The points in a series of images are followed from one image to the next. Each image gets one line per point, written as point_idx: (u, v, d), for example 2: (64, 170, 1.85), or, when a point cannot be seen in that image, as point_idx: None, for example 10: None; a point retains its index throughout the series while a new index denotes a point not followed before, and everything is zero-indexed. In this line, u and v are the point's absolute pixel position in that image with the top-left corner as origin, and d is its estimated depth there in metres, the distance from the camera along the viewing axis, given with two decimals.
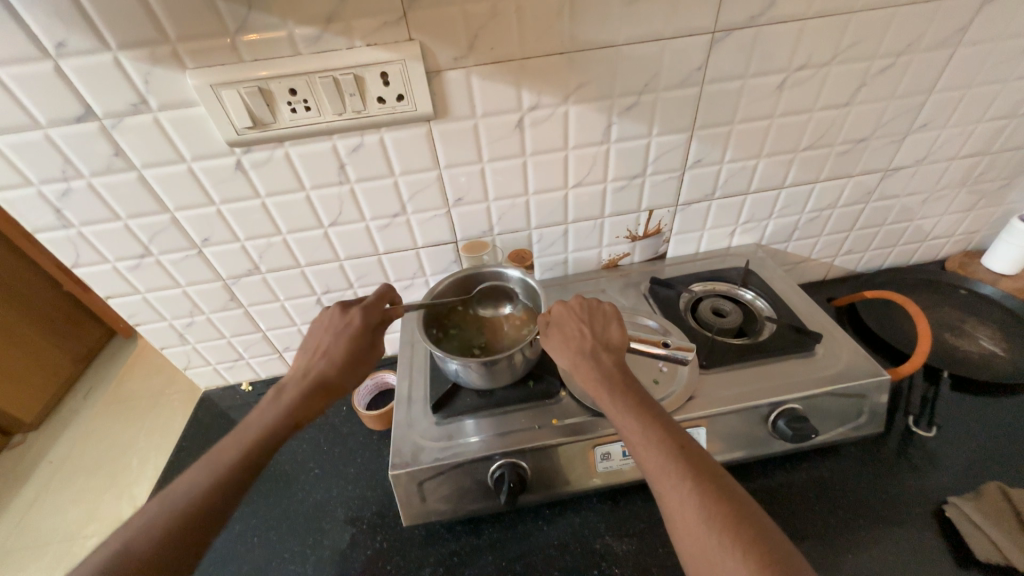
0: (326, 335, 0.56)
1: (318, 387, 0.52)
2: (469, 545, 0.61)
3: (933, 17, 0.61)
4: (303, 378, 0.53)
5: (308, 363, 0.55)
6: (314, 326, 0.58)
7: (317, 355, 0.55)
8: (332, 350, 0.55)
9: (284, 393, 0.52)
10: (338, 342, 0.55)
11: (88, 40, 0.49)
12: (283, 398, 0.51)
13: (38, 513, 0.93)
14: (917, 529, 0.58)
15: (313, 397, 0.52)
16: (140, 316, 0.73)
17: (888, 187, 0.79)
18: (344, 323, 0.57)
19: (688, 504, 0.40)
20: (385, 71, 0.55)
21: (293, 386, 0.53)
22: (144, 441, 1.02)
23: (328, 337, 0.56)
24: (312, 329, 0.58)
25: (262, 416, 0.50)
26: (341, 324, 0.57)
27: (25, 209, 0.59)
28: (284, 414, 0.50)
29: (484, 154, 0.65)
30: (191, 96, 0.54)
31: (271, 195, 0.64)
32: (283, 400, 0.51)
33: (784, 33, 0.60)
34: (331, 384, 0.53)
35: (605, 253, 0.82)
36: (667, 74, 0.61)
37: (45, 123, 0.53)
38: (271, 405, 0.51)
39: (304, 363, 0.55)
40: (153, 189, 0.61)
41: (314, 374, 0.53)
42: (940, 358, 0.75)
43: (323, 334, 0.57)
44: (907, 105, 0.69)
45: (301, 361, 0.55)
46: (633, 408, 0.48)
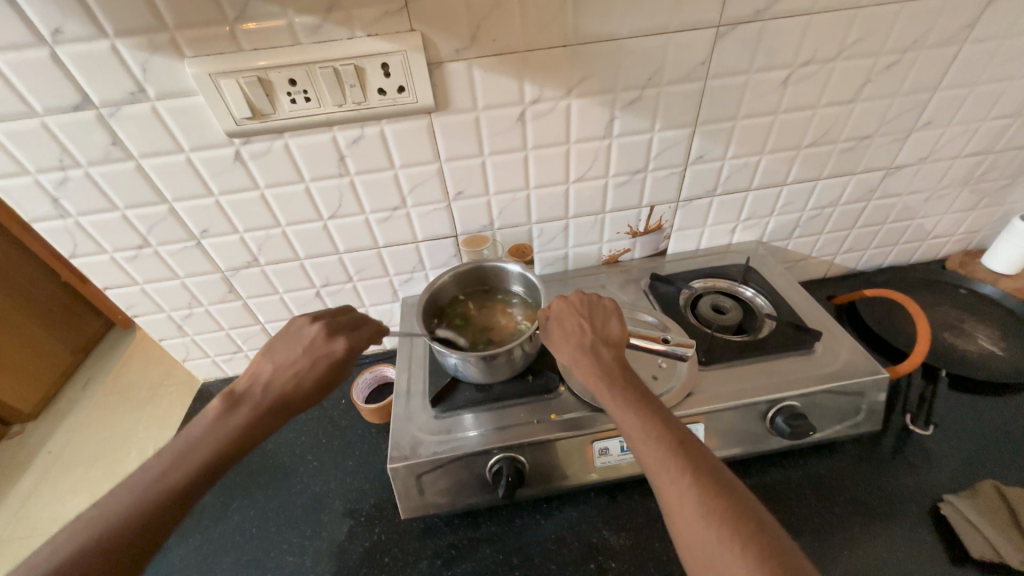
0: (301, 355, 0.53)
1: (279, 411, 0.50)
2: (467, 538, 0.61)
3: (940, 13, 0.60)
4: (264, 395, 0.50)
5: (273, 378, 0.52)
6: (289, 336, 0.55)
7: (284, 373, 0.52)
8: (304, 376, 0.52)
9: (241, 408, 0.49)
10: (312, 367, 0.53)
11: (85, 27, 0.48)
12: (241, 414, 0.49)
13: (37, 502, 0.93)
14: (913, 526, 0.58)
15: (271, 420, 0.50)
16: (138, 307, 0.73)
17: (890, 185, 0.79)
18: (325, 350, 0.54)
19: (687, 498, 0.40)
20: (386, 61, 0.54)
21: (251, 401, 0.50)
22: (143, 432, 1.02)
23: (303, 357, 0.53)
24: (286, 337, 0.54)
25: (216, 428, 0.47)
26: (321, 349, 0.54)
27: (22, 198, 0.58)
28: (242, 433, 0.47)
29: (485, 147, 0.65)
30: (190, 85, 0.53)
31: (270, 186, 0.63)
32: (242, 416, 0.48)
33: (790, 27, 0.59)
34: (292, 411, 0.51)
35: (606, 249, 0.82)
36: (671, 68, 0.61)
37: (42, 111, 0.52)
38: (227, 418, 0.48)
39: (268, 376, 0.52)
40: (152, 179, 0.60)
41: (277, 395, 0.51)
42: (938, 356, 0.75)
43: (298, 352, 0.53)
44: (912, 102, 0.69)
45: (264, 372, 0.52)
46: (633, 403, 0.48)
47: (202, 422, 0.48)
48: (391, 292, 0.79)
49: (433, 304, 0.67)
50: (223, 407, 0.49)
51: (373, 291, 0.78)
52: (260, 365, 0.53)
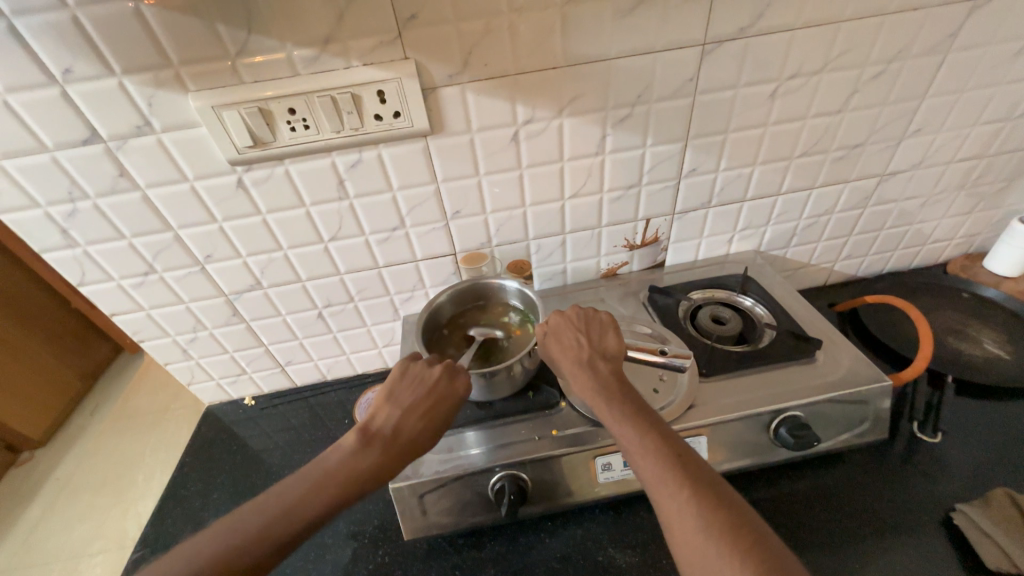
0: (426, 395, 0.52)
1: (407, 451, 0.49)
2: (471, 558, 0.61)
3: (923, 22, 0.61)
4: (393, 437, 0.49)
5: (402, 419, 0.50)
6: (409, 379, 0.54)
7: (412, 414, 0.51)
8: (429, 416, 0.51)
9: (369, 452, 0.47)
10: (437, 407, 0.52)
11: (94, 66, 0.50)
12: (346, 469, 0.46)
13: (45, 531, 0.93)
14: (925, 537, 0.57)
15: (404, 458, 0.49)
16: (144, 332, 0.74)
17: (886, 191, 0.80)
18: (448, 390, 0.53)
19: (687, 513, 0.40)
20: (381, 89, 0.56)
21: (382, 443, 0.48)
22: (149, 457, 1.02)
23: (428, 398, 0.52)
24: (405, 380, 0.54)
25: (350, 465, 0.46)
26: (445, 387, 0.54)
27: (33, 230, 0.60)
28: (350, 488, 0.45)
29: (481, 167, 0.66)
30: (193, 118, 0.55)
31: (272, 211, 0.65)
32: (344, 474, 0.46)
33: (775, 42, 0.61)
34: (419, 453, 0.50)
35: (604, 263, 0.82)
36: (660, 84, 0.62)
37: (52, 147, 0.54)
38: (354, 463, 0.46)
39: (394, 418, 0.50)
40: (157, 209, 0.62)
41: (407, 436, 0.49)
42: (943, 361, 0.74)
43: (423, 393, 0.53)
44: (901, 109, 0.70)
45: (389, 416, 0.50)
46: (631, 417, 0.48)
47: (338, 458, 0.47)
48: (392, 311, 0.80)
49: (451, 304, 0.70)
50: (327, 464, 0.47)
51: (374, 310, 0.79)
52: (384, 408, 0.51)
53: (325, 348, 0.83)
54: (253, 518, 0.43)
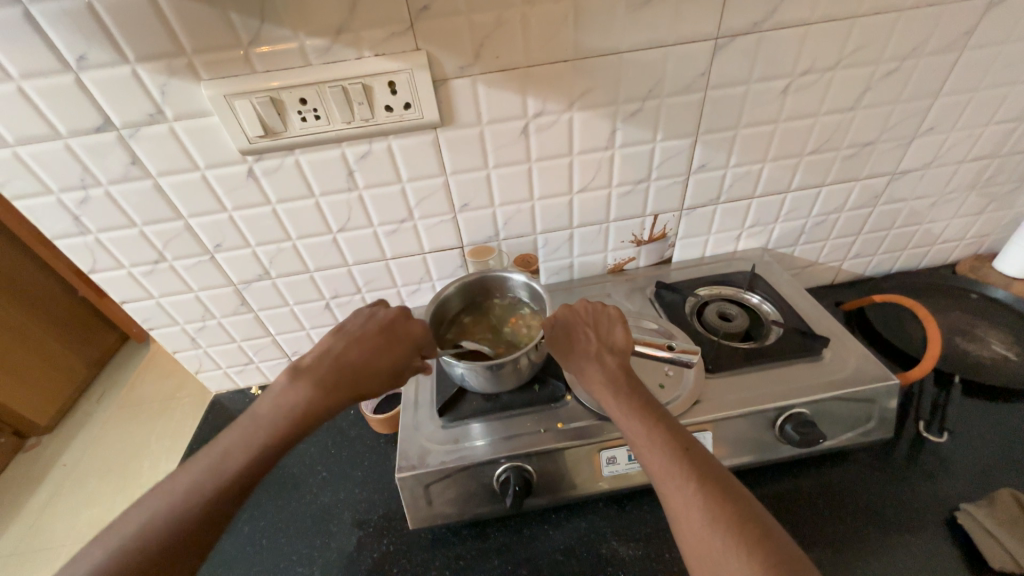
0: (374, 330, 0.54)
1: (347, 381, 0.50)
2: (475, 548, 0.61)
3: (939, 20, 0.61)
4: (335, 362, 0.51)
5: (344, 349, 0.52)
6: (363, 317, 0.56)
7: (356, 346, 0.52)
8: (373, 351, 0.53)
9: (308, 378, 0.49)
10: (386, 341, 0.54)
11: (108, 53, 0.50)
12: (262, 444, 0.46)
13: (54, 515, 0.94)
14: (929, 537, 0.57)
15: (340, 389, 0.50)
16: (153, 320, 0.75)
17: (896, 190, 0.79)
18: (400, 330, 0.55)
19: (693, 505, 0.40)
20: (392, 80, 0.56)
21: (321, 369, 0.50)
22: (155, 444, 1.03)
23: (377, 333, 0.54)
24: (360, 317, 0.56)
25: (289, 394, 0.48)
26: (396, 327, 0.56)
27: (44, 216, 0.61)
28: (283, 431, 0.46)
29: (490, 160, 0.66)
30: (205, 106, 0.55)
31: (281, 201, 0.65)
32: (266, 435, 0.46)
33: (789, 38, 0.60)
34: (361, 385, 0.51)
35: (611, 258, 0.82)
36: (671, 79, 0.62)
37: (66, 133, 0.55)
38: (293, 391, 0.48)
39: (338, 349, 0.52)
40: (168, 197, 0.62)
41: (349, 363, 0.51)
42: (951, 361, 0.74)
43: (372, 329, 0.54)
44: (914, 108, 0.69)
45: (333, 346, 0.52)
46: (639, 410, 0.48)
47: (274, 394, 0.48)
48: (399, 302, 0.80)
49: (472, 288, 0.70)
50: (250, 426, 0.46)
51: None
52: (329, 340, 0.53)
53: None
54: (217, 505, 0.42)
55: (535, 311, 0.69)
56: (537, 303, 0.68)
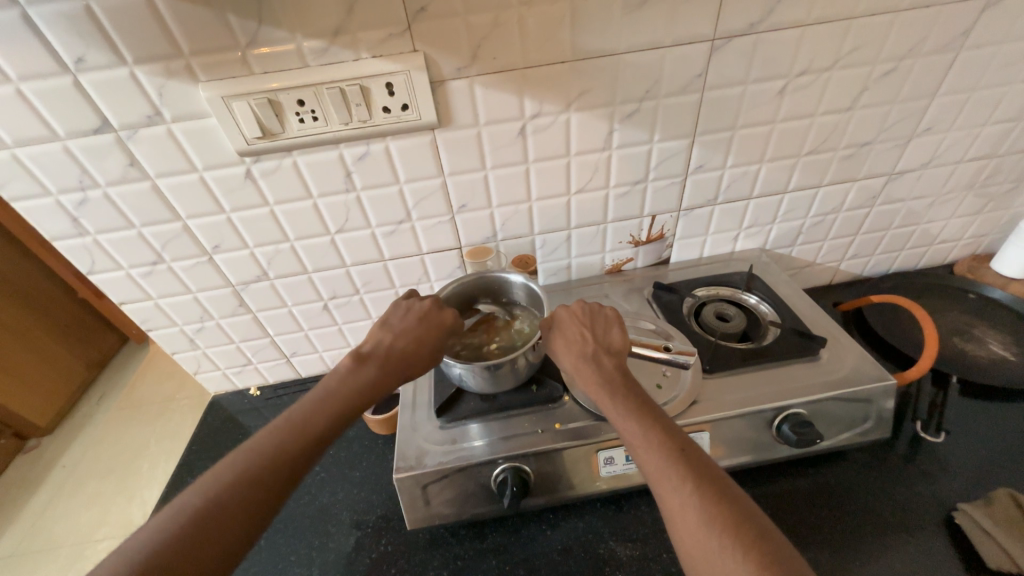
0: (416, 322, 0.57)
1: (398, 369, 0.53)
2: (473, 549, 0.61)
3: (935, 20, 0.61)
4: (386, 353, 0.54)
5: (392, 341, 0.55)
6: (403, 307, 0.59)
7: (404, 336, 0.55)
8: (418, 340, 0.56)
9: (365, 367, 0.52)
10: (428, 331, 0.57)
11: (106, 55, 0.51)
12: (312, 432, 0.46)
13: (52, 517, 0.94)
14: (926, 536, 0.57)
15: (391, 375, 0.53)
16: (152, 321, 0.75)
17: (893, 190, 0.79)
18: (437, 319, 0.58)
19: (689, 507, 0.40)
20: (390, 81, 0.56)
21: (375, 360, 0.53)
22: (154, 446, 1.03)
23: (419, 324, 0.57)
24: (398, 309, 0.59)
25: (347, 383, 0.51)
26: (436, 316, 0.58)
27: (43, 218, 0.61)
28: (344, 415, 0.49)
29: (487, 161, 0.66)
30: (203, 108, 0.56)
31: (279, 203, 0.65)
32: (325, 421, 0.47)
33: (786, 38, 0.60)
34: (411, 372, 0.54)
35: (609, 259, 0.82)
36: (668, 80, 0.62)
37: (64, 135, 0.55)
38: (351, 379, 0.51)
39: (387, 339, 0.55)
40: (167, 198, 0.62)
41: (398, 353, 0.54)
42: (948, 361, 0.74)
43: (414, 320, 0.57)
44: (911, 108, 0.69)
45: (383, 336, 0.55)
46: (634, 411, 0.48)
47: (332, 383, 0.50)
48: None
49: (473, 289, 0.70)
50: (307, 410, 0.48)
51: (380, 303, 0.80)
52: (377, 331, 0.56)
53: (331, 340, 0.83)
54: None
55: (534, 315, 0.69)
56: (535, 303, 0.69)
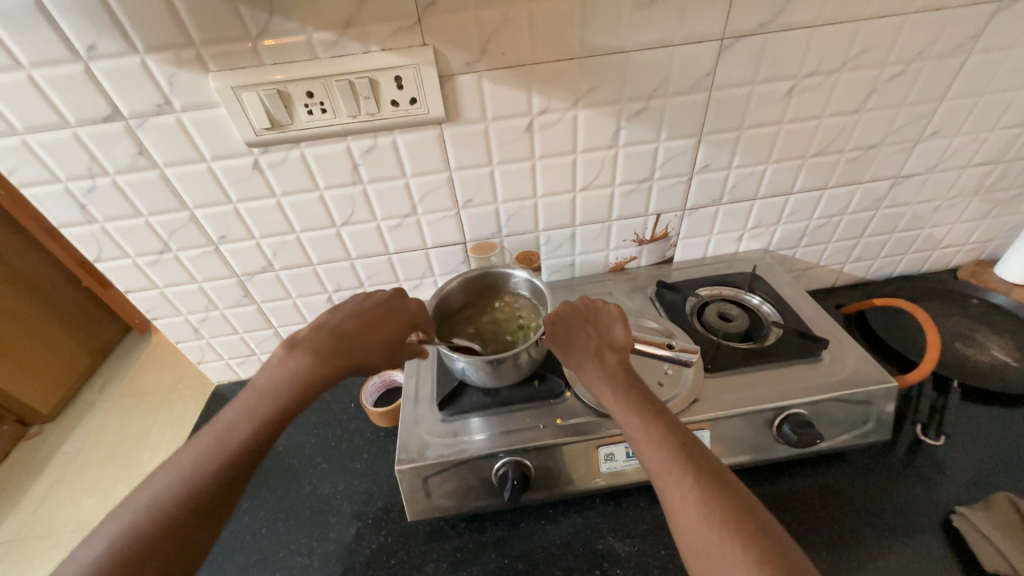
0: (372, 307, 0.56)
1: (347, 350, 0.51)
2: (472, 542, 0.61)
3: (946, 23, 0.61)
4: (334, 335, 0.52)
5: (343, 322, 0.53)
6: (359, 296, 0.58)
7: (354, 319, 0.54)
8: (370, 325, 0.54)
9: (311, 347, 0.50)
10: (382, 318, 0.56)
11: (117, 43, 0.51)
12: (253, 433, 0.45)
13: (53, 504, 0.95)
14: (923, 539, 0.58)
15: (338, 358, 0.50)
16: (158, 310, 0.76)
17: (899, 194, 0.79)
18: (395, 307, 0.58)
19: (689, 500, 0.41)
20: (399, 75, 0.56)
21: (323, 340, 0.51)
22: (156, 435, 1.03)
23: (373, 310, 0.56)
24: (355, 297, 0.57)
25: (290, 365, 0.48)
26: (393, 304, 0.58)
27: (51, 205, 0.61)
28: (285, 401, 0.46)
29: (494, 156, 0.66)
30: (213, 98, 0.56)
31: (286, 194, 0.65)
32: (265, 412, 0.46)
33: (795, 39, 0.60)
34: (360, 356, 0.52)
35: (612, 257, 0.83)
36: (676, 79, 0.62)
37: (74, 122, 0.55)
38: (294, 360, 0.49)
39: (332, 322, 0.53)
40: (175, 187, 0.63)
41: (347, 335, 0.52)
42: (950, 366, 0.74)
43: (368, 307, 0.56)
44: (919, 111, 0.69)
45: (332, 318, 0.54)
46: (636, 406, 0.49)
47: (273, 368, 0.48)
48: None
49: (477, 284, 0.71)
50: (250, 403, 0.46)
51: None
52: (325, 315, 0.54)
53: None
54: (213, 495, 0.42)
55: (536, 311, 0.69)
56: (538, 299, 0.69)
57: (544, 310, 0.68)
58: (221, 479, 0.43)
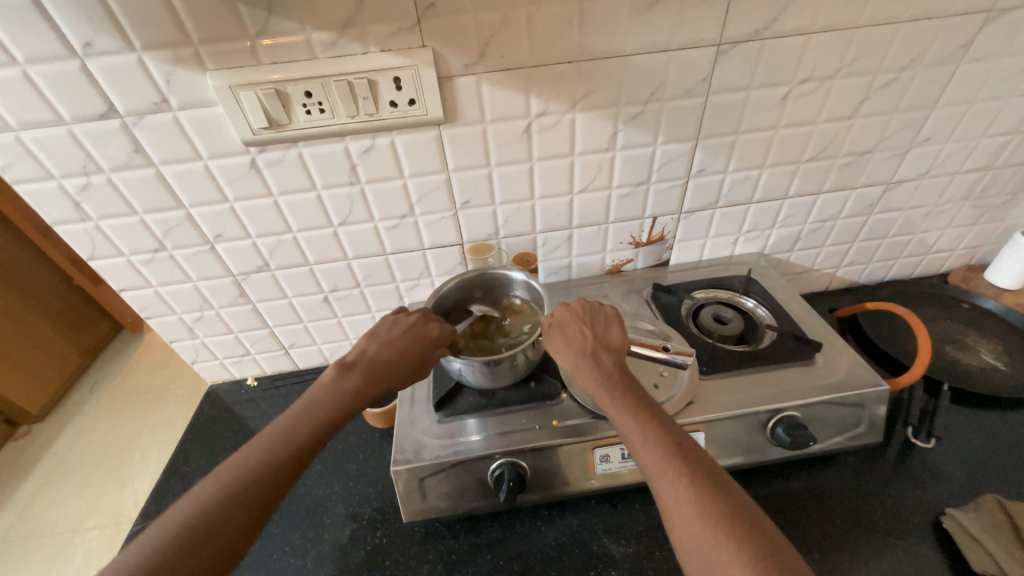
0: (403, 334, 0.57)
1: (382, 378, 0.54)
2: (468, 543, 0.61)
3: (937, 32, 0.62)
4: (370, 364, 0.54)
5: (377, 350, 0.55)
6: (390, 320, 0.59)
7: (388, 346, 0.56)
8: (402, 351, 0.56)
9: (353, 374, 0.53)
10: (414, 344, 0.57)
11: (115, 40, 0.51)
12: (290, 449, 0.46)
13: (42, 505, 0.94)
14: (914, 540, 0.58)
15: (376, 385, 0.53)
16: (151, 309, 0.75)
17: (891, 199, 0.80)
18: (424, 332, 0.59)
19: (685, 500, 0.41)
20: (397, 76, 0.56)
21: (361, 369, 0.53)
22: (148, 435, 1.02)
23: (405, 336, 0.57)
24: (386, 321, 0.59)
25: (333, 390, 0.51)
26: (421, 329, 0.59)
27: (45, 202, 0.61)
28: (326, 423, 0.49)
29: (492, 158, 0.67)
30: (210, 97, 0.56)
31: (283, 193, 0.65)
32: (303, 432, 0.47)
33: (790, 46, 0.61)
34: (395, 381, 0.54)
35: (609, 259, 0.83)
36: (672, 84, 0.63)
37: (70, 119, 0.55)
38: (337, 387, 0.51)
39: (371, 350, 0.55)
40: (171, 186, 0.62)
41: (381, 363, 0.54)
42: (940, 369, 0.75)
43: (401, 333, 0.57)
44: (911, 118, 0.70)
45: (368, 346, 0.56)
46: (633, 407, 0.49)
47: (316, 393, 0.51)
48: (398, 297, 0.81)
49: (474, 285, 0.71)
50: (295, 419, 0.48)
51: (380, 296, 0.80)
52: (362, 342, 0.56)
53: (329, 333, 0.83)
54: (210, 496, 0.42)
55: (533, 312, 0.69)
56: (535, 301, 0.69)
57: (541, 311, 0.68)
58: (217, 481, 0.42)
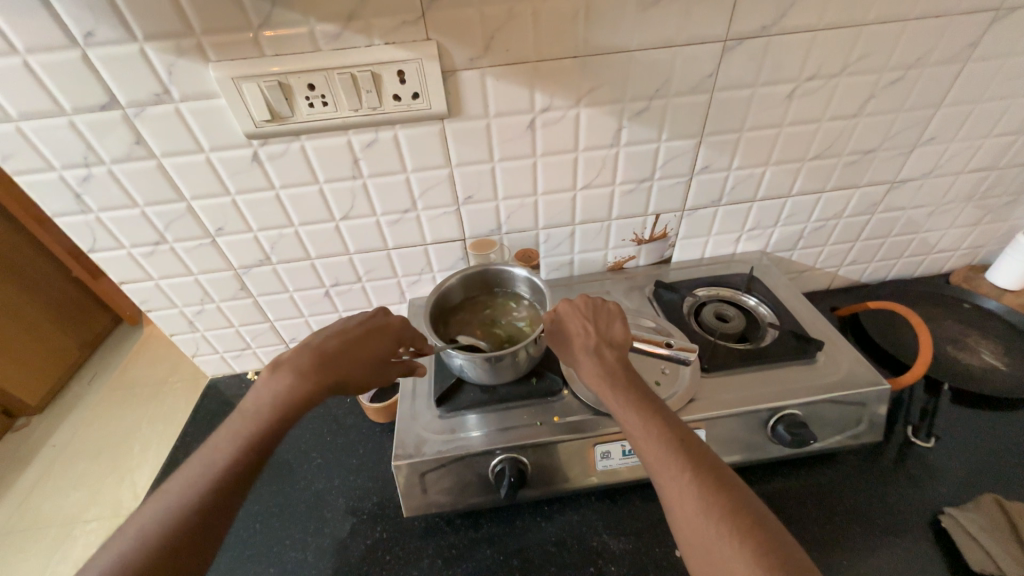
0: (357, 325, 0.56)
1: (329, 369, 0.51)
2: (468, 538, 0.62)
3: (945, 30, 0.61)
4: (317, 353, 0.52)
5: (327, 340, 0.53)
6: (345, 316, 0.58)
7: (339, 336, 0.54)
8: (354, 342, 0.54)
9: (296, 365, 0.50)
10: (366, 335, 0.55)
11: (116, 31, 0.50)
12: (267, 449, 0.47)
13: (41, 496, 0.94)
14: (912, 539, 0.58)
15: (323, 376, 0.50)
16: (152, 302, 0.75)
17: (895, 198, 0.80)
18: (380, 324, 0.57)
19: (687, 495, 0.41)
20: (401, 69, 0.56)
21: (306, 358, 0.51)
22: (148, 428, 1.02)
23: (358, 327, 0.56)
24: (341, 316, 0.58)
25: (276, 384, 0.49)
26: (379, 320, 0.58)
27: (46, 194, 0.61)
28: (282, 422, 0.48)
29: (495, 153, 0.66)
30: (212, 89, 0.55)
31: (285, 186, 0.65)
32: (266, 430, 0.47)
33: (797, 43, 0.61)
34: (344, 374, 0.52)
35: (611, 256, 0.83)
36: (678, 79, 0.62)
37: (70, 110, 0.54)
38: (279, 380, 0.49)
39: (319, 339, 0.53)
40: (172, 178, 0.62)
41: (330, 353, 0.52)
42: (941, 369, 0.75)
43: (354, 325, 0.56)
44: (916, 117, 0.70)
45: (317, 336, 0.54)
46: (636, 403, 0.49)
47: (259, 388, 0.49)
48: (399, 292, 0.81)
49: (476, 282, 0.71)
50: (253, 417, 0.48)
51: (381, 291, 0.80)
52: (312, 334, 0.54)
53: None
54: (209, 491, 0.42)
55: (534, 308, 0.69)
56: (537, 298, 0.69)
57: (542, 308, 0.68)
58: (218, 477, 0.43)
